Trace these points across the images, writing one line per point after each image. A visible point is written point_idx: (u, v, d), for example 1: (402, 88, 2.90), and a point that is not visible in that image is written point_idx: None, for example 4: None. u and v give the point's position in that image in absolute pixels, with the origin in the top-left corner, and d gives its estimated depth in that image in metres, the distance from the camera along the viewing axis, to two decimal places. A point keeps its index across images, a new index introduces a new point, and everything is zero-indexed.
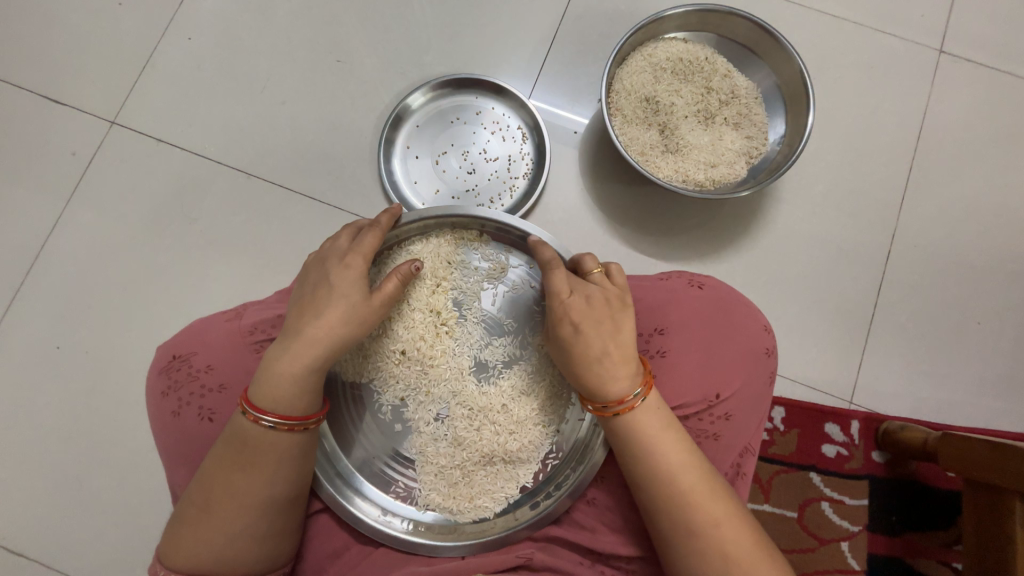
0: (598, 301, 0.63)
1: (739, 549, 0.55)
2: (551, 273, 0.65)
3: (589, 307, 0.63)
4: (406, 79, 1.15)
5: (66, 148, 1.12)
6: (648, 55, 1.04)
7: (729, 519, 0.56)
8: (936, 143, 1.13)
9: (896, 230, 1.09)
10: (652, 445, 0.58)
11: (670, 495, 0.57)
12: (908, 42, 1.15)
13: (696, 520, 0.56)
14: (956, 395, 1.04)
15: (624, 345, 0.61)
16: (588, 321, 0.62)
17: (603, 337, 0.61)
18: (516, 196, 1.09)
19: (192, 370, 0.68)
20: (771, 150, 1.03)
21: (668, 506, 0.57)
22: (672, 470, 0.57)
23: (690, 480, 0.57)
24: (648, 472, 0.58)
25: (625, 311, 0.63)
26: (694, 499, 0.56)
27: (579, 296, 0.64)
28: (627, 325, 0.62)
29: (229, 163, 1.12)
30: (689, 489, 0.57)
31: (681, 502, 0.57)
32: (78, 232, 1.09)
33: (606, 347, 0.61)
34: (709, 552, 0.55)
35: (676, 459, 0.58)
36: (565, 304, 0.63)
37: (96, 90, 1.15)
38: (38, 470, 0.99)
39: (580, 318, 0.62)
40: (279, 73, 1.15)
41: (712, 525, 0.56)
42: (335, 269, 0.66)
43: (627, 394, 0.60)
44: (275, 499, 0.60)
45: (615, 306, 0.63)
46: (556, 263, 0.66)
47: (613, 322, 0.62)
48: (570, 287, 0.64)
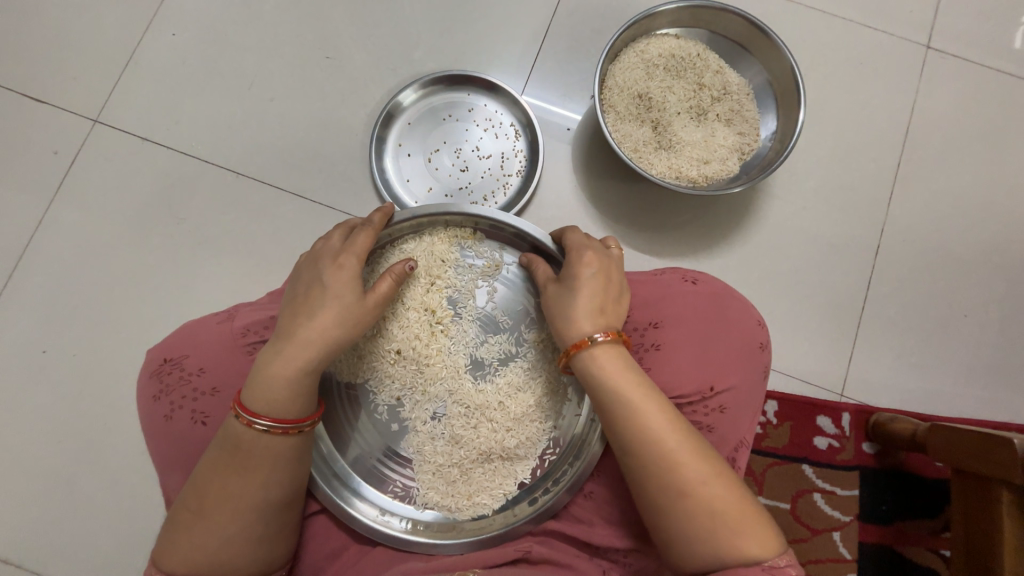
0: (607, 262, 0.67)
1: (730, 507, 0.54)
2: (571, 235, 0.70)
3: (597, 261, 0.66)
4: (397, 76, 1.14)
5: (48, 148, 1.10)
6: (641, 52, 1.04)
7: (717, 480, 0.55)
8: (924, 138, 1.14)
9: (886, 225, 1.11)
10: (636, 410, 0.58)
11: (658, 459, 0.56)
12: (896, 38, 1.17)
13: (684, 482, 0.55)
14: (944, 387, 1.06)
15: (613, 311, 0.64)
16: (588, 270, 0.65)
17: (591, 291, 0.64)
18: (510, 194, 1.08)
19: (184, 373, 0.67)
20: (762, 146, 1.04)
21: (656, 471, 0.56)
22: (657, 435, 0.57)
23: (677, 443, 0.56)
24: (632, 439, 0.58)
25: (622, 283, 0.67)
26: (678, 460, 0.56)
27: (592, 252, 0.67)
28: (620, 294, 0.66)
29: (218, 161, 1.10)
30: (676, 453, 0.56)
31: (668, 466, 0.56)
32: (64, 233, 1.07)
33: (600, 302, 0.64)
34: (699, 514, 0.54)
35: (659, 424, 0.57)
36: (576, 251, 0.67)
37: (78, 87, 1.12)
38: (26, 475, 0.98)
39: (587, 266, 0.66)
40: (267, 69, 1.14)
41: (701, 485, 0.55)
42: (328, 269, 0.65)
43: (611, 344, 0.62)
44: (269, 501, 0.59)
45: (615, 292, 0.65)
46: (577, 232, 0.71)
47: (612, 283, 0.66)
48: (585, 245, 0.68)
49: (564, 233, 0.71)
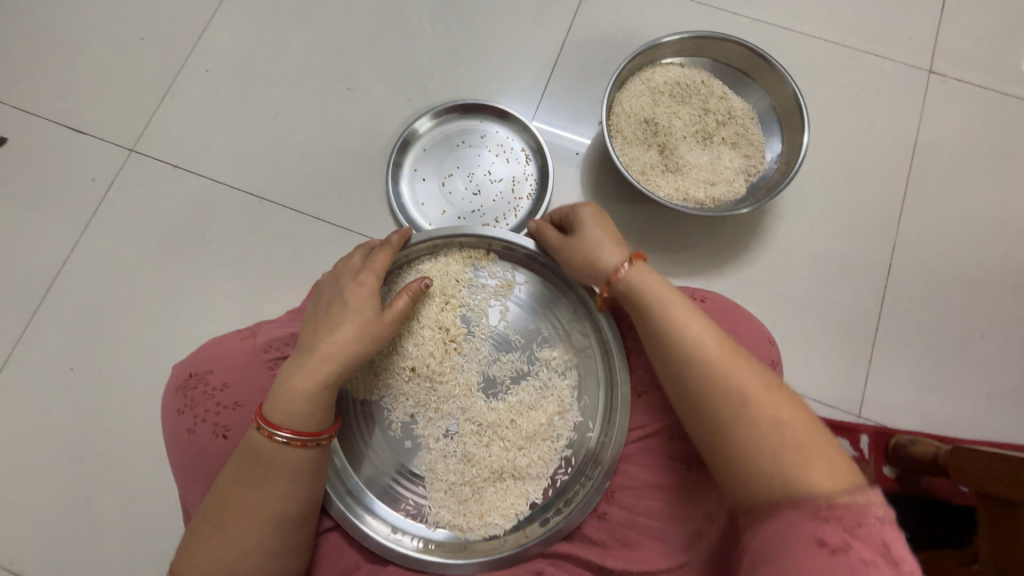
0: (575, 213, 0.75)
1: (799, 436, 0.51)
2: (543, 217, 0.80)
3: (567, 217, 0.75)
4: (413, 106, 1.19)
5: (86, 175, 1.17)
6: (647, 80, 1.08)
7: (771, 391, 0.54)
8: (931, 159, 1.15)
9: (896, 245, 1.11)
10: (701, 341, 0.57)
11: (706, 371, 0.55)
12: (897, 63, 1.19)
13: (737, 391, 0.54)
14: (965, 409, 1.04)
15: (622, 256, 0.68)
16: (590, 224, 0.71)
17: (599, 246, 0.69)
18: (521, 216, 1.11)
19: (208, 387, 0.69)
20: (769, 168, 1.06)
21: (707, 382, 0.55)
22: (723, 362, 0.56)
23: (724, 358, 0.56)
24: (693, 366, 0.56)
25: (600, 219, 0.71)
26: (727, 368, 0.55)
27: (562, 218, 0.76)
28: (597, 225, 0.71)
29: (242, 187, 1.15)
30: (722, 363, 0.56)
31: (718, 377, 0.55)
32: (97, 255, 1.12)
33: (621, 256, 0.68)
34: (765, 440, 0.51)
35: (701, 334, 0.58)
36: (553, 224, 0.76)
37: (116, 119, 1.20)
38: (46, 491, 1.00)
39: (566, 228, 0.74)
40: (291, 101, 1.20)
41: (752, 395, 0.53)
42: (348, 287, 0.68)
43: (639, 279, 0.64)
44: (285, 516, 0.60)
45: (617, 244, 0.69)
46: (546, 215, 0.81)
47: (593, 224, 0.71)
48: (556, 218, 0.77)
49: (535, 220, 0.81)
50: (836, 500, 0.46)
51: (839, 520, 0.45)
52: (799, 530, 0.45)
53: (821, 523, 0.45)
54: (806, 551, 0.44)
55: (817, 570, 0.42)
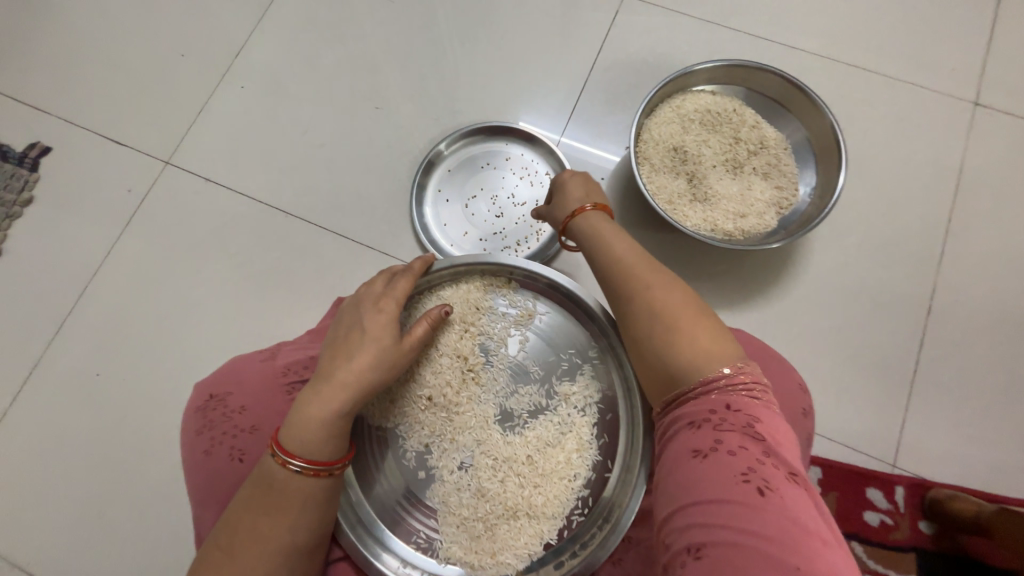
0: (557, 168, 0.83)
1: (694, 329, 0.54)
2: None
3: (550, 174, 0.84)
4: (439, 126, 1.20)
5: (123, 186, 1.20)
6: (676, 107, 1.06)
7: (676, 292, 0.57)
8: (975, 194, 1.10)
9: (936, 284, 1.06)
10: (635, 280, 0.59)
11: (619, 280, 0.61)
12: (939, 94, 1.15)
13: (642, 291, 0.58)
14: (1011, 463, 0.97)
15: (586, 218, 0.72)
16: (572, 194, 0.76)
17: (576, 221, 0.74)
18: (543, 240, 1.10)
19: (226, 410, 0.69)
20: (801, 201, 1.03)
21: (622, 288, 0.60)
22: (660, 304, 0.56)
23: (639, 267, 0.60)
24: (614, 275, 0.62)
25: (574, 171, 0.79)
26: (637, 276, 0.60)
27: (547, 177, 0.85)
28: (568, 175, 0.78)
29: (269, 202, 1.17)
30: (636, 270, 0.60)
31: (628, 284, 0.60)
32: (128, 264, 1.15)
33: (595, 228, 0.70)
34: (676, 353, 0.53)
35: (622, 250, 0.63)
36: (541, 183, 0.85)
37: (154, 133, 1.24)
38: (66, 496, 1.02)
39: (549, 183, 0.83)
40: (321, 118, 1.23)
41: (656, 294, 0.57)
42: (368, 313, 0.67)
43: (588, 216, 0.70)
44: (296, 546, 0.59)
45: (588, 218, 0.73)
46: None
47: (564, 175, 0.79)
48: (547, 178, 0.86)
49: None
50: (711, 388, 0.50)
51: (713, 421, 0.49)
52: (681, 443, 0.50)
53: (693, 431, 0.49)
54: (683, 463, 0.48)
55: (688, 475, 0.47)
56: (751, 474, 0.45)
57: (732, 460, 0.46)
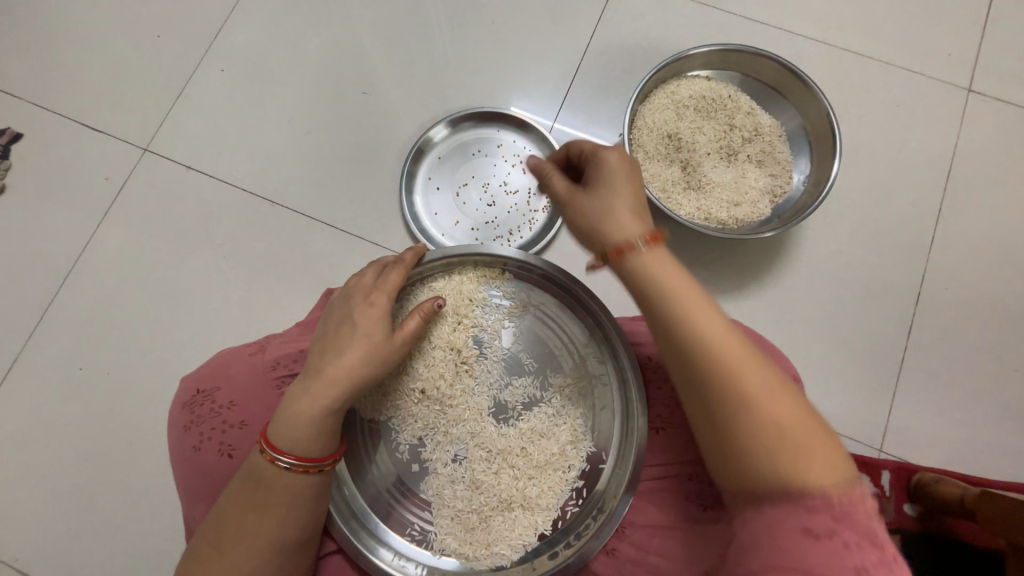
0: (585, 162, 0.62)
1: (801, 433, 0.46)
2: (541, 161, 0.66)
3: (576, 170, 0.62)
4: (429, 112, 1.17)
5: (100, 174, 1.16)
6: (671, 93, 1.04)
7: (779, 388, 0.48)
8: (966, 183, 1.10)
9: (926, 273, 1.06)
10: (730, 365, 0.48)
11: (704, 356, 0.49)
12: (934, 80, 1.14)
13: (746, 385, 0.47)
14: (993, 447, 0.99)
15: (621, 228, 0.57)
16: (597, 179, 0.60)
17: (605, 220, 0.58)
18: (536, 229, 1.09)
19: (215, 405, 0.68)
20: (795, 189, 1.02)
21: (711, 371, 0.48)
22: (774, 415, 0.46)
23: (730, 344, 0.49)
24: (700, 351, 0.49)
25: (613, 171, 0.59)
26: (732, 360, 0.48)
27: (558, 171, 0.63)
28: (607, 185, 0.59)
29: (254, 190, 1.14)
30: (727, 346, 0.49)
31: (722, 367, 0.48)
32: (108, 255, 1.12)
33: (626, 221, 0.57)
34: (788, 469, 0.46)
35: (706, 315, 0.50)
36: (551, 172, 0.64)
37: (131, 118, 1.19)
38: (52, 492, 1.00)
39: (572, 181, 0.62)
40: (306, 103, 1.19)
41: (762, 392, 0.47)
42: (358, 307, 0.66)
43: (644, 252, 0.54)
44: (288, 541, 0.58)
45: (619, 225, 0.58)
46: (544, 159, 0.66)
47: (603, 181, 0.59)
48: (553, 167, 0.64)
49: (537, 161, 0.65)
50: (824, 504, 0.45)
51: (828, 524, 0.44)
52: (789, 522, 0.44)
53: (809, 514, 0.44)
54: (786, 534, 0.44)
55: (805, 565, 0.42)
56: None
57: (850, 555, 0.43)
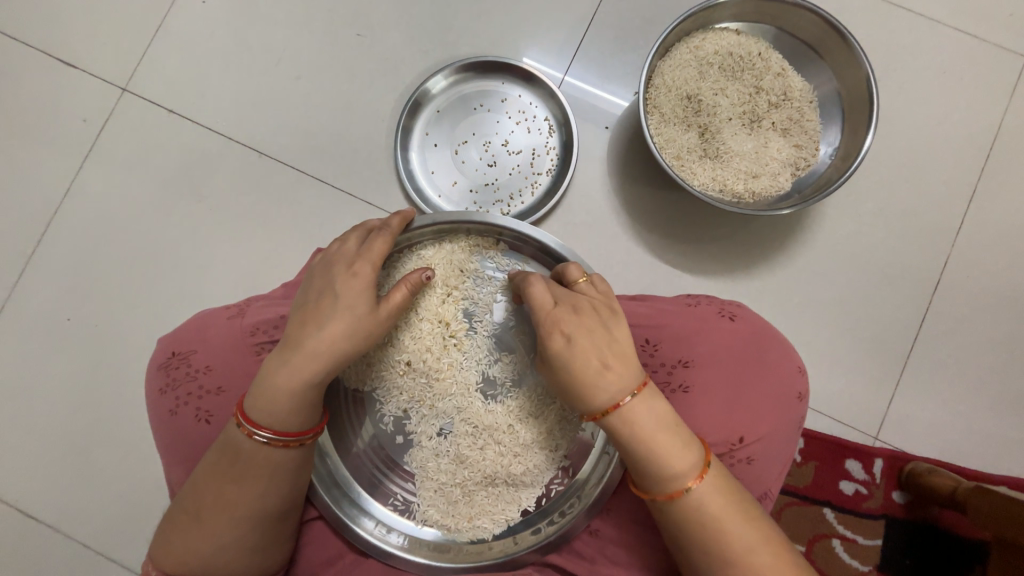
0: (586, 309, 0.58)
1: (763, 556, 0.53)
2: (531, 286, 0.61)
3: (577, 318, 0.57)
4: (429, 59, 1.07)
5: (77, 115, 1.09)
6: (695, 48, 0.94)
7: (761, 544, 0.53)
8: (1007, 163, 1.02)
9: (949, 259, 1.00)
10: (682, 446, 0.55)
11: (700, 521, 0.54)
12: (990, 45, 1.03)
13: (728, 535, 0.54)
14: (992, 440, 0.98)
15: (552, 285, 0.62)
16: (564, 351, 0.57)
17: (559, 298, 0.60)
18: (538, 194, 1.02)
19: (190, 369, 0.65)
20: (820, 162, 0.94)
21: (701, 533, 0.54)
22: (741, 540, 0.53)
23: (725, 524, 0.54)
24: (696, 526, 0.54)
25: (617, 320, 0.59)
26: (722, 522, 0.54)
27: (564, 307, 0.58)
28: (621, 333, 0.58)
29: (241, 140, 1.07)
30: (718, 511, 0.54)
31: (712, 536, 0.54)
32: (89, 202, 1.07)
33: (602, 360, 0.56)
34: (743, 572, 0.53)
35: (708, 491, 0.55)
36: (549, 315, 0.58)
37: (108, 53, 1.10)
38: (48, 441, 1.01)
39: (568, 329, 0.57)
40: (296, 44, 1.09)
41: (744, 546, 0.53)
42: (340, 277, 0.61)
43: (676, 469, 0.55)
44: (265, 513, 0.57)
45: (605, 313, 0.59)
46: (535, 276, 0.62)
47: (607, 331, 0.57)
48: (554, 298, 0.59)
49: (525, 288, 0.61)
50: None
51: None
52: None
53: None
54: None
55: None
56: None
57: None
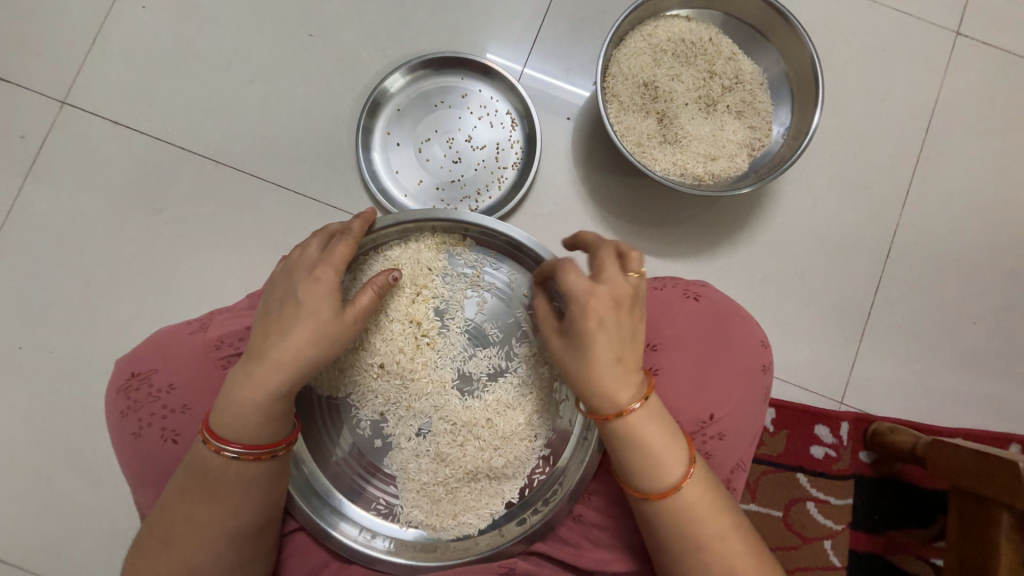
0: (624, 304, 0.56)
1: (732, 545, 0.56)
2: (572, 271, 0.57)
3: (612, 310, 0.56)
4: (385, 57, 1.06)
5: (14, 131, 1.03)
6: (649, 35, 0.96)
7: (731, 533, 0.56)
8: (945, 134, 1.07)
9: (898, 228, 1.06)
10: (669, 444, 0.57)
11: (676, 513, 0.56)
12: (923, 22, 1.08)
13: (702, 526, 0.56)
14: (947, 395, 1.03)
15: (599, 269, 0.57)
16: (591, 334, 0.55)
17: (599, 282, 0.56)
18: (504, 188, 1.03)
19: (152, 389, 0.63)
20: (774, 142, 0.98)
21: (677, 525, 0.57)
22: (714, 530, 0.56)
23: (700, 516, 0.56)
24: (672, 518, 0.57)
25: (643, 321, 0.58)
26: (698, 514, 0.56)
27: (602, 297, 0.56)
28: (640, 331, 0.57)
29: (194, 149, 1.03)
30: (694, 503, 0.56)
31: (687, 527, 0.56)
32: (35, 223, 1.01)
33: (617, 352, 0.56)
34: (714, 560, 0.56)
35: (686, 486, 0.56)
36: (586, 303, 0.55)
37: (43, 64, 1.05)
38: (9, 476, 0.96)
39: (602, 317, 0.55)
40: (245, 46, 1.06)
41: (715, 536, 0.56)
42: (302, 283, 0.60)
43: (663, 464, 0.56)
44: (240, 530, 0.56)
45: (639, 314, 0.57)
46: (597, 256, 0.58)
47: (631, 327, 0.57)
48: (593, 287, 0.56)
49: (562, 272, 0.58)
50: None
51: None
52: None
53: None
54: None
55: None
56: None
57: None
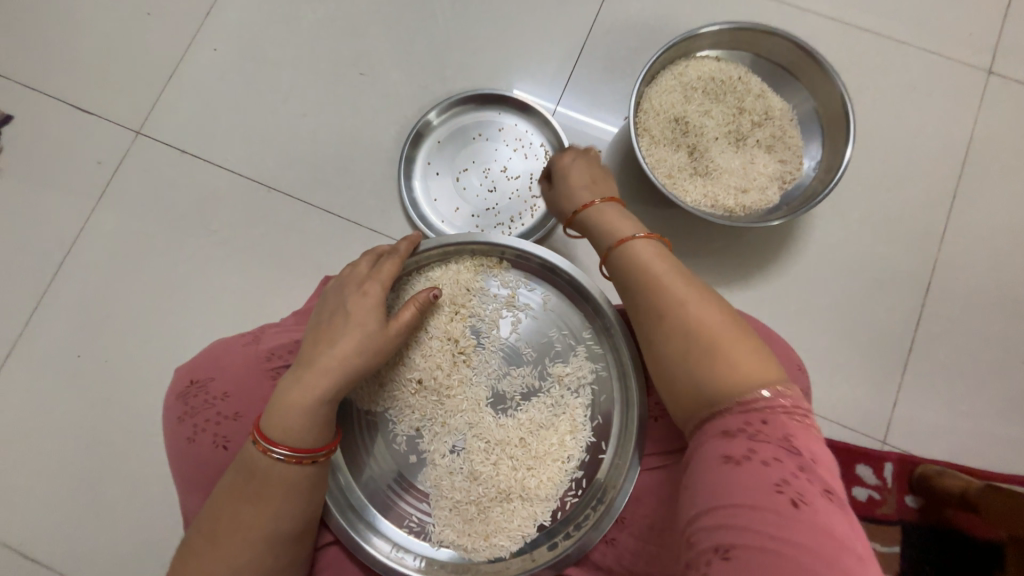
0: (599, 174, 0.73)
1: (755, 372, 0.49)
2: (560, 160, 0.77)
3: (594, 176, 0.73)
4: (428, 94, 1.13)
5: (91, 158, 1.13)
6: (679, 74, 1.00)
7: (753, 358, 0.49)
8: (982, 169, 1.07)
9: (938, 262, 1.04)
10: (706, 345, 0.51)
11: (680, 329, 0.52)
12: (953, 61, 1.10)
13: (711, 344, 0.51)
14: (999, 438, 0.98)
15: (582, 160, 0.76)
16: (577, 187, 0.72)
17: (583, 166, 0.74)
18: (537, 216, 1.06)
19: (208, 396, 0.67)
20: (805, 176, 0.99)
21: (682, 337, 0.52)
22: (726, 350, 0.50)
23: (710, 331, 0.51)
24: (677, 333, 0.53)
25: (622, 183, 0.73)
26: (706, 334, 0.51)
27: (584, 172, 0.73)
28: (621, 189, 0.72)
29: (249, 175, 1.11)
30: (700, 319, 0.52)
31: (692, 340, 0.51)
32: (102, 240, 1.10)
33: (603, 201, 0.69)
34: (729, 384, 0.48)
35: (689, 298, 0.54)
36: (573, 178, 0.73)
37: (122, 100, 1.16)
38: (56, 479, 1.00)
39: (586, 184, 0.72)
40: (301, 84, 1.15)
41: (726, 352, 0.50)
42: (351, 297, 0.64)
43: (657, 278, 0.56)
44: (280, 536, 0.57)
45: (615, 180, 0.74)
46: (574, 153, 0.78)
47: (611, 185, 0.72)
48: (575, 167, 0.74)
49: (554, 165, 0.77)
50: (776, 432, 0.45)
51: (767, 439, 0.44)
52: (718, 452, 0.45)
53: (728, 439, 0.46)
54: (715, 467, 0.45)
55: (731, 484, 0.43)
56: (785, 486, 0.41)
57: (769, 473, 0.42)
